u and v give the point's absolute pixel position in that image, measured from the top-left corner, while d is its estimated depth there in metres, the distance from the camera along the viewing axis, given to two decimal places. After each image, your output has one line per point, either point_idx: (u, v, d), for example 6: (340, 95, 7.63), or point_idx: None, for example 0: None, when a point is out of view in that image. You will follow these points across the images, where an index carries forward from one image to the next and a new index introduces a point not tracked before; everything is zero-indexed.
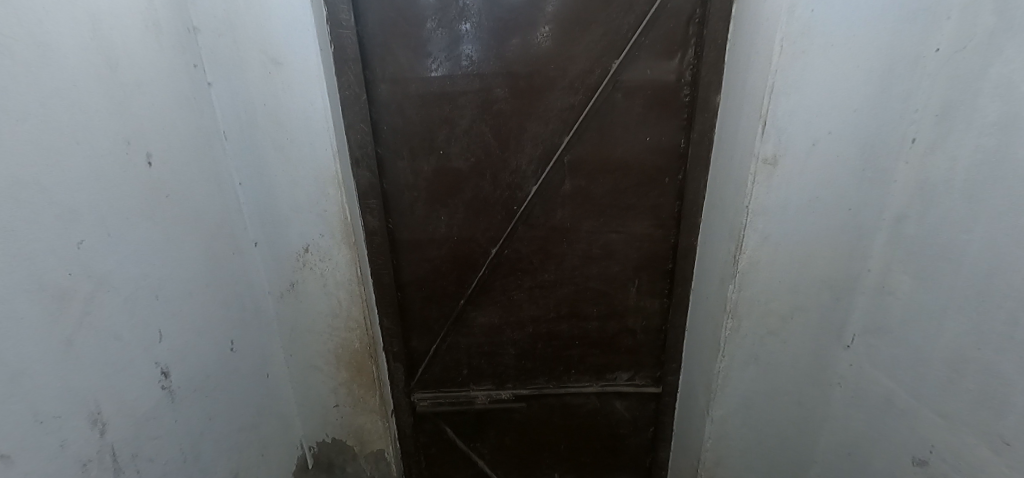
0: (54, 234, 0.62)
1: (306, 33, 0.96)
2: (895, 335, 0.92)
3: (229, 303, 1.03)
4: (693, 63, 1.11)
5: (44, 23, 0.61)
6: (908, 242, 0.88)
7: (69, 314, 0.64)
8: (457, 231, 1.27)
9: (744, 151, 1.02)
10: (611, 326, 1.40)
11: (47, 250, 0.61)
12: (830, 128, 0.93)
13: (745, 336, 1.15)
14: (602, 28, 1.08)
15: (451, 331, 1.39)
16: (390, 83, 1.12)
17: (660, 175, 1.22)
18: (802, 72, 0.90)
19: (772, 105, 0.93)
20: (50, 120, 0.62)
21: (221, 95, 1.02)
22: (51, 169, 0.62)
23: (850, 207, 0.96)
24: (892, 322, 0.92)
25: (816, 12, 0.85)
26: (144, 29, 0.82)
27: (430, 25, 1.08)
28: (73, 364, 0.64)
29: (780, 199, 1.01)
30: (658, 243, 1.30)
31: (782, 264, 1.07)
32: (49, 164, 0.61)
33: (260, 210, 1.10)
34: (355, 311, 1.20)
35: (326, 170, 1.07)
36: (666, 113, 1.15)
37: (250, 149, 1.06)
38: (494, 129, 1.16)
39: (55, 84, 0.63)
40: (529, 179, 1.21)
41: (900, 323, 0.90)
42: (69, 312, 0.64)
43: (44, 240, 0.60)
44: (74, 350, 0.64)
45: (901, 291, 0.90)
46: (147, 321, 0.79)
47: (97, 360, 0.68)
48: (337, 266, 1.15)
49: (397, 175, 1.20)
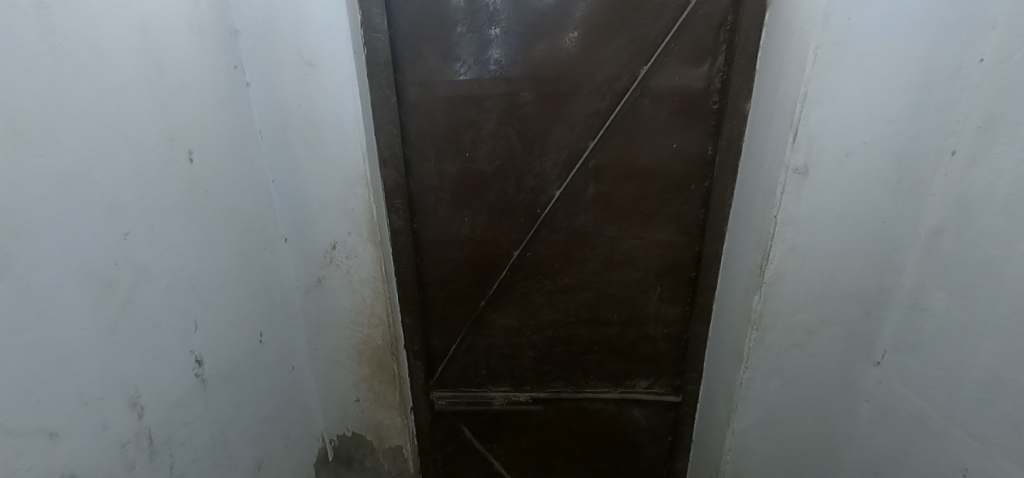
0: (103, 225, 0.65)
1: (341, 36, 0.99)
2: (928, 353, 0.89)
3: (259, 296, 1.06)
4: (723, 70, 1.09)
5: (99, 26, 0.65)
6: (943, 256, 0.85)
7: (113, 300, 0.67)
8: (480, 233, 1.28)
9: (773, 160, 1.01)
10: (631, 332, 1.39)
11: (96, 240, 0.64)
12: (865, 137, 0.91)
13: (769, 348, 1.13)
14: (630, 34, 1.08)
15: (471, 331, 1.40)
16: (419, 86, 1.14)
17: (686, 182, 1.21)
18: (835, 82, 0.89)
19: (803, 114, 0.92)
20: (102, 117, 0.65)
21: (258, 95, 1.05)
22: (102, 164, 0.65)
23: (884, 219, 0.94)
24: (924, 340, 0.90)
25: (853, 19, 0.84)
26: (191, 32, 0.86)
27: (460, 30, 1.10)
28: (115, 350, 0.67)
29: (811, 209, 0.98)
30: (682, 250, 1.29)
31: (809, 276, 1.04)
32: (100, 159, 0.65)
33: (291, 207, 1.14)
34: (378, 308, 1.22)
35: (356, 170, 1.09)
36: (694, 119, 1.14)
37: (284, 148, 1.09)
38: (519, 133, 1.17)
39: (106, 83, 0.66)
40: (553, 183, 1.22)
41: (933, 340, 0.88)
42: (113, 299, 0.67)
43: (91, 231, 0.63)
44: (118, 335, 0.68)
45: (938, 308, 0.87)
46: (184, 311, 0.82)
47: (136, 346, 0.71)
48: (363, 263, 1.18)
49: (424, 176, 1.22)
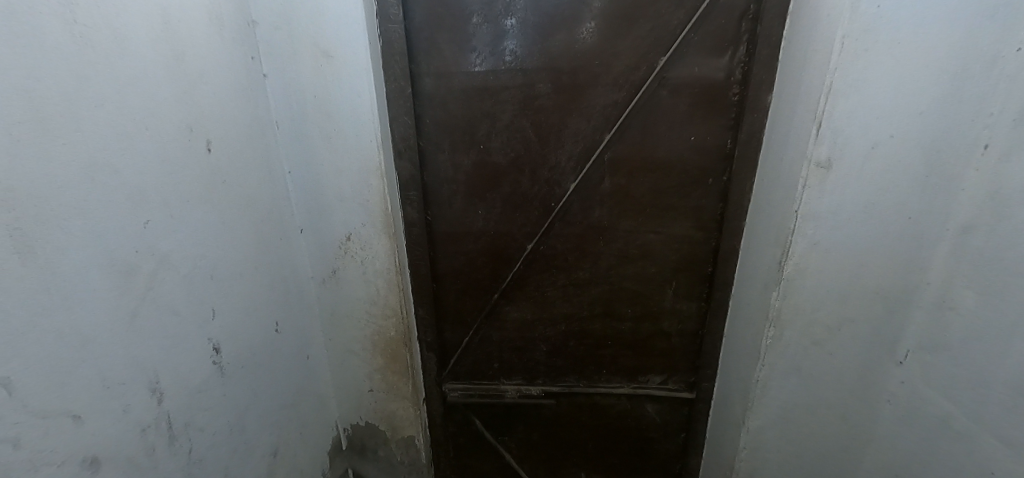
0: (124, 212, 0.66)
1: (356, 27, 0.99)
2: (955, 353, 0.87)
3: (275, 286, 1.07)
4: (745, 61, 1.07)
5: (121, 16, 0.65)
6: (974, 255, 0.83)
7: (135, 287, 0.68)
8: (494, 226, 1.28)
9: (794, 153, 0.98)
10: (645, 328, 1.38)
11: (117, 227, 0.65)
12: (893, 130, 0.87)
13: (787, 346, 1.10)
14: (649, 24, 1.06)
15: (483, 324, 1.40)
16: (434, 77, 1.14)
17: (704, 176, 1.19)
18: (863, 73, 0.85)
19: (829, 105, 0.89)
20: (123, 106, 0.66)
21: (275, 86, 1.06)
22: (123, 153, 0.66)
23: (911, 214, 0.91)
24: (952, 340, 0.88)
25: (884, 8, 0.81)
26: (209, 22, 0.86)
27: (476, 20, 1.08)
28: (136, 336, 0.69)
29: (833, 204, 0.96)
30: (699, 245, 1.27)
31: (830, 273, 1.02)
32: (122, 147, 0.66)
33: (307, 198, 1.14)
34: (392, 299, 1.23)
35: (371, 161, 1.09)
36: (714, 112, 1.12)
37: (300, 139, 1.10)
38: (534, 125, 1.16)
39: (128, 72, 0.67)
40: (568, 176, 1.20)
41: (961, 341, 0.86)
42: (134, 285, 0.68)
43: (112, 218, 0.64)
44: (139, 321, 0.69)
45: (965, 306, 0.85)
46: (202, 299, 0.83)
47: (156, 333, 0.73)
48: (377, 255, 1.18)
49: (439, 168, 1.22)
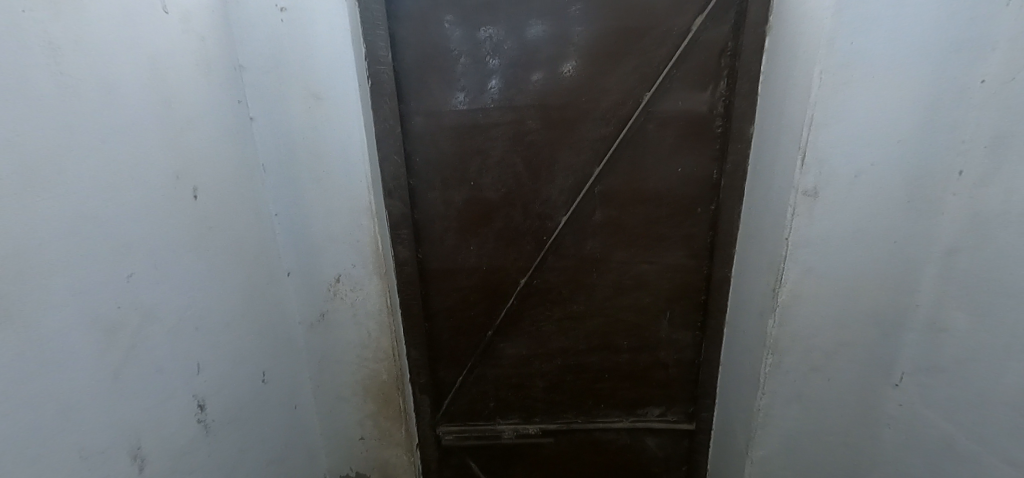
0: (109, 266, 0.62)
1: (347, 69, 0.97)
2: (952, 373, 0.88)
3: (263, 334, 1.02)
4: (726, 94, 1.11)
5: (109, 65, 0.64)
6: (962, 274, 0.85)
7: (118, 346, 0.64)
8: (487, 261, 1.26)
9: (782, 182, 0.99)
10: (643, 359, 1.36)
11: (101, 283, 0.61)
12: (874, 159, 0.90)
13: (788, 372, 1.09)
14: (634, 60, 1.09)
15: (478, 362, 1.37)
16: (424, 116, 1.12)
17: (693, 205, 1.20)
18: (844, 104, 0.88)
19: (811, 136, 0.91)
20: (109, 155, 0.63)
21: (262, 128, 1.01)
22: (108, 204, 0.63)
23: (898, 239, 0.93)
24: (946, 361, 0.89)
25: (858, 44, 0.84)
26: (195, 68, 0.84)
27: (460, 59, 1.08)
28: (117, 398, 0.64)
29: (823, 231, 0.97)
30: (691, 273, 1.27)
31: (825, 299, 1.02)
32: (106, 198, 0.63)
33: (295, 240, 1.10)
34: (384, 341, 1.19)
35: (361, 201, 1.07)
36: (699, 143, 1.15)
37: (289, 182, 1.06)
38: (525, 160, 1.16)
39: (114, 122, 0.65)
40: (560, 209, 1.21)
41: (956, 361, 0.87)
42: (118, 344, 0.64)
43: (96, 275, 0.60)
44: (121, 382, 0.64)
45: (957, 327, 0.87)
46: (188, 352, 0.78)
47: (140, 393, 0.67)
48: (369, 296, 1.15)
49: (430, 205, 1.20)
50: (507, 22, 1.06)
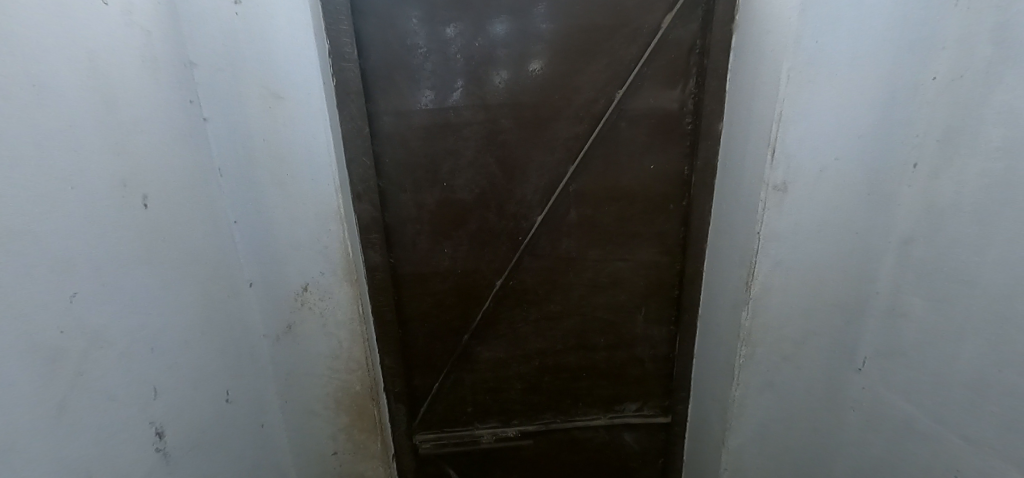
0: (45, 289, 0.54)
1: (310, 68, 0.91)
2: (910, 357, 0.91)
3: (227, 351, 0.95)
4: (695, 92, 1.12)
5: (38, 61, 0.55)
6: (917, 264, 0.88)
7: (60, 374, 0.55)
8: (461, 264, 1.24)
9: (752, 178, 1.01)
10: (619, 356, 1.37)
11: (37, 307, 0.53)
12: (837, 153, 0.94)
13: (760, 363, 1.13)
14: (606, 59, 1.08)
15: (455, 367, 1.34)
16: (394, 115, 1.08)
17: (665, 202, 1.22)
18: (809, 102, 0.92)
19: (780, 132, 0.94)
20: (44, 163, 0.55)
21: (218, 130, 0.93)
22: (43, 217, 0.54)
23: (858, 230, 0.96)
24: (906, 345, 0.91)
25: (823, 43, 0.88)
26: (141, 66, 0.75)
27: (426, 57, 1.05)
28: (62, 434, 0.55)
29: (792, 224, 1.01)
30: (665, 269, 1.29)
31: (793, 289, 1.06)
32: (41, 211, 0.54)
33: (257, 249, 1.03)
34: (356, 350, 1.15)
35: (329, 206, 1.01)
36: (669, 141, 1.16)
37: (249, 187, 0.98)
38: (498, 159, 1.14)
39: (49, 125, 0.56)
40: (535, 209, 1.19)
41: (914, 345, 0.90)
42: (60, 371, 0.55)
43: (31, 299, 0.52)
44: (65, 415, 0.55)
45: (915, 314, 0.89)
46: (143, 376, 0.69)
47: (89, 426, 0.59)
48: (339, 304, 1.10)
49: (401, 208, 1.16)
50: (469, 20, 1.03)
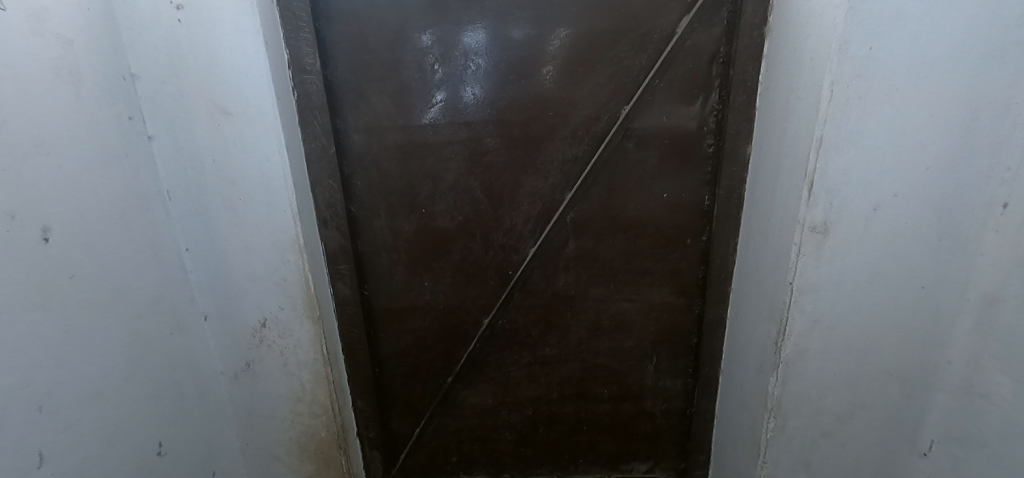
0: None
1: (260, 80, 0.80)
2: (991, 450, 0.70)
3: (164, 396, 0.84)
4: (718, 109, 0.94)
5: None
6: (1004, 332, 0.68)
7: None
8: (444, 299, 1.10)
9: (784, 214, 0.81)
10: (625, 409, 1.19)
11: None
12: (897, 189, 0.72)
13: (792, 439, 0.91)
14: (609, 69, 0.92)
15: (438, 411, 1.20)
16: (364, 133, 0.96)
17: (680, 236, 1.04)
18: (859, 123, 0.69)
19: (819, 162, 0.72)
20: None
21: (165, 149, 0.84)
22: None
23: (926, 284, 0.75)
24: (986, 433, 0.71)
25: (876, 50, 0.65)
26: (53, 78, 0.64)
27: (422, 67, 0.92)
28: None
29: (834, 274, 0.78)
30: (680, 314, 1.10)
31: (835, 354, 0.84)
32: None
33: (209, 279, 0.93)
34: (320, 394, 1.03)
35: (286, 234, 0.90)
36: (686, 165, 0.98)
37: (199, 212, 0.88)
38: (485, 184, 1.00)
39: None
40: (526, 240, 1.04)
41: (998, 438, 0.69)
42: None
43: None
44: None
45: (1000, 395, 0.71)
46: (22, 442, 0.58)
47: None
48: (300, 343, 0.98)
49: (374, 236, 1.04)
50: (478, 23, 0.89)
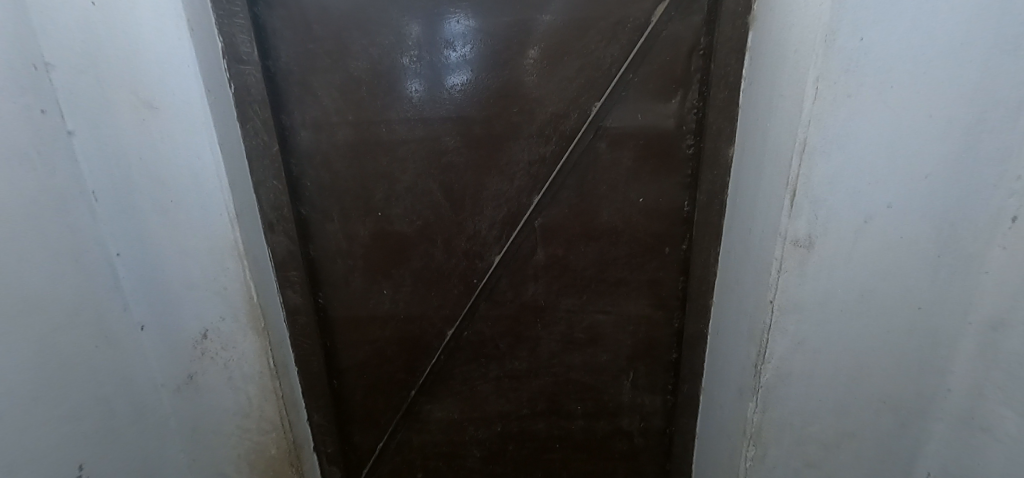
0: None
1: (184, 71, 0.72)
2: None
3: (88, 414, 0.76)
4: (697, 106, 0.86)
5: None
6: (1007, 360, 0.62)
7: None
8: (404, 308, 1.03)
9: (765, 224, 0.73)
10: (601, 427, 1.12)
11: None
12: (890, 200, 0.64)
13: (774, 469, 0.82)
14: (578, 62, 0.84)
15: (401, 426, 1.13)
16: (313, 130, 0.90)
17: (658, 244, 0.96)
18: (848, 125, 0.61)
19: (802, 168, 0.63)
20: None
21: (88, 145, 0.75)
22: None
23: (923, 304, 0.68)
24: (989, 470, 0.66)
25: (868, 41, 0.57)
26: None
27: (382, 60, 0.85)
28: None
29: (819, 293, 0.70)
30: (658, 327, 1.02)
31: (821, 380, 0.75)
32: None
33: (144, 285, 0.86)
34: (269, 410, 0.95)
35: (223, 239, 0.82)
36: (663, 168, 0.90)
37: (128, 213, 0.81)
38: (445, 187, 0.93)
39: None
40: (492, 246, 0.96)
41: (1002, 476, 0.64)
42: None
43: None
44: None
45: (1004, 430, 0.63)
46: None
47: None
48: (245, 356, 0.91)
49: (327, 240, 0.98)
50: (436, 12, 0.82)
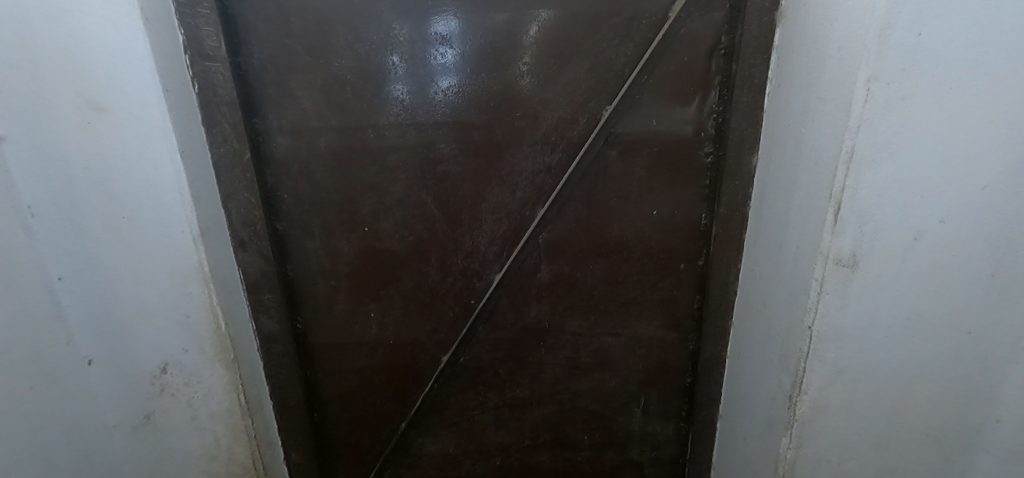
0: None
1: (140, 68, 0.62)
2: None
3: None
4: (716, 110, 0.79)
5: None
6: None
7: None
8: (394, 333, 0.93)
9: (800, 241, 0.66)
10: (609, 458, 1.03)
11: None
12: (941, 213, 0.57)
13: None
14: (587, 61, 0.76)
15: (390, 462, 1.02)
16: (290, 136, 0.80)
17: (673, 261, 0.88)
18: (900, 131, 0.54)
19: (847, 179, 0.57)
20: None
21: (18, 144, 0.56)
22: None
23: (971, 328, 0.60)
24: None
25: (926, 36, 0.50)
26: None
27: (371, 59, 0.76)
28: None
29: (860, 318, 0.63)
30: (672, 350, 0.95)
31: (857, 413, 0.68)
32: None
33: (93, 319, 0.67)
34: (240, 451, 0.84)
35: (186, 260, 0.71)
36: (679, 178, 0.83)
37: (74, 230, 0.63)
38: (440, 199, 0.84)
39: None
40: (492, 264, 0.88)
41: None
42: None
43: None
44: None
45: None
46: None
47: None
48: (213, 392, 0.79)
49: (308, 258, 0.88)
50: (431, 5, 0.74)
